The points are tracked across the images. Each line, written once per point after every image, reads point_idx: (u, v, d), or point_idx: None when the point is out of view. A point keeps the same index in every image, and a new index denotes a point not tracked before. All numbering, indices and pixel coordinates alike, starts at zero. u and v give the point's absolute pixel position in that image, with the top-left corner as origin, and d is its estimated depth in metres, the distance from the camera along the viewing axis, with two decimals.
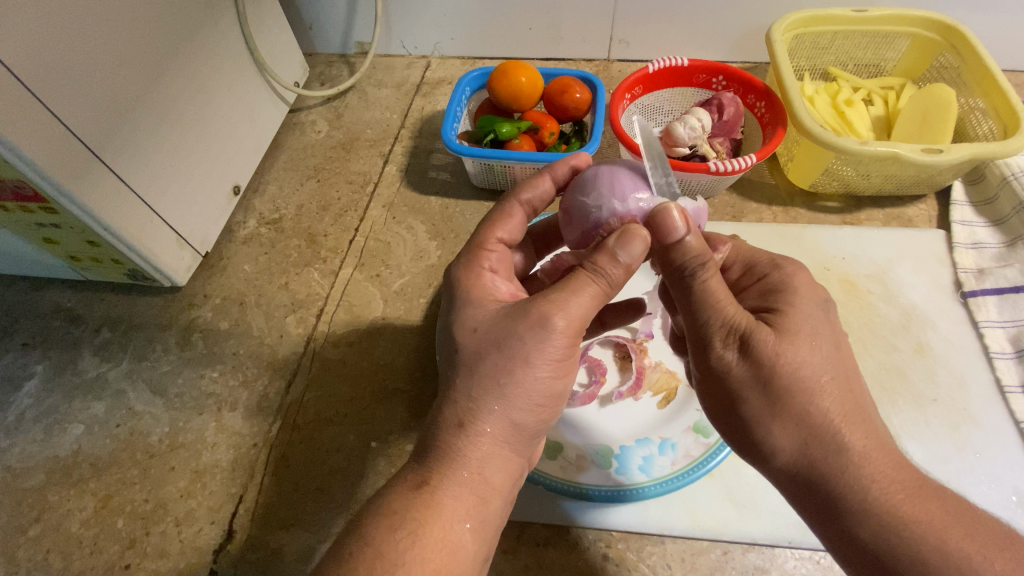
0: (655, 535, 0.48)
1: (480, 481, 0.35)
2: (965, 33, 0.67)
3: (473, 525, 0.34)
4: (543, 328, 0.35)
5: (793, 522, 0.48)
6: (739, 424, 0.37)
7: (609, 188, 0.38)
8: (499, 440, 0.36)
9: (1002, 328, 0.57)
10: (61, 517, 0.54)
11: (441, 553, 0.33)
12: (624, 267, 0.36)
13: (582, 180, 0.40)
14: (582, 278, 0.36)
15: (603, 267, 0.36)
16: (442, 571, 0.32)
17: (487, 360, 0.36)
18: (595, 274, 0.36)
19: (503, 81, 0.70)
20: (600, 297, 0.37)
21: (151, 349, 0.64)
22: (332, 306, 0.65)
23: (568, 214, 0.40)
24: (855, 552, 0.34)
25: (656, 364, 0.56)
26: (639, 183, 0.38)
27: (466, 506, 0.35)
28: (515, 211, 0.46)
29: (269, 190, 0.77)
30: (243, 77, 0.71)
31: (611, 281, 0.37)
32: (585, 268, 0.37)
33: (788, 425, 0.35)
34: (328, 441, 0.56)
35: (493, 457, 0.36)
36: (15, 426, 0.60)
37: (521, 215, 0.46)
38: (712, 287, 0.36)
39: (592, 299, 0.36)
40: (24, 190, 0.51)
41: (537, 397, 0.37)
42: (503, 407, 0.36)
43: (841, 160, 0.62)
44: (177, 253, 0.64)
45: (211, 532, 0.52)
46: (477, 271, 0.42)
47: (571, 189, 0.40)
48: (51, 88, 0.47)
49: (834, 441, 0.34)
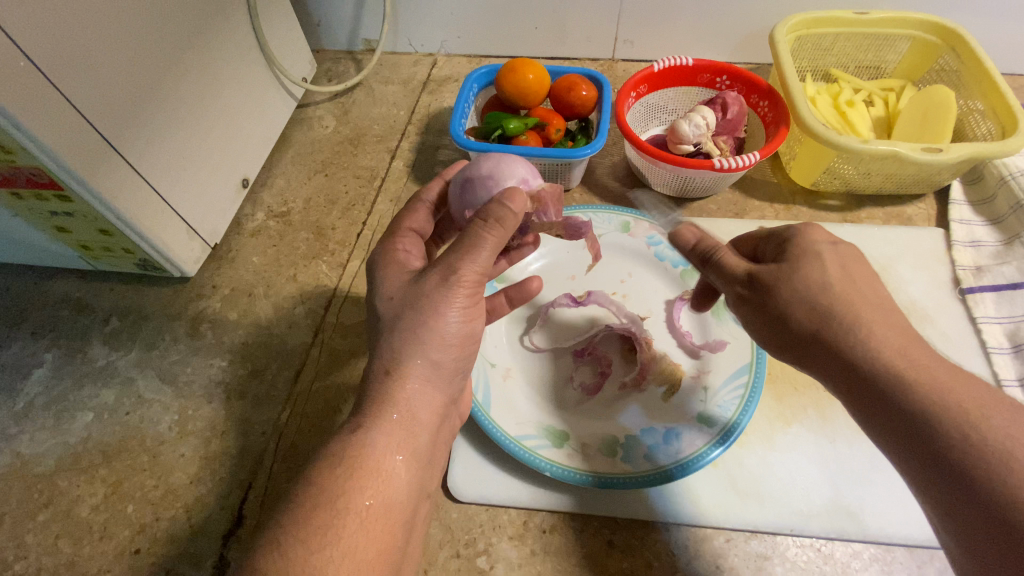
0: (659, 522, 0.49)
1: (410, 417, 0.37)
2: (965, 37, 0.69)
3: (404, 458, 0.36)
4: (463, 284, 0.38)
5: (796, 511, 0.48)
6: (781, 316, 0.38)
7: (494, 169, 0.44)
8: (424, 380, 0.38)
9: (999, 324, 0.59)
10: (71, 502, 0.55)
11: (378, 481, 0.35)
12: (511, 213, 0.39)
13: (473, 168, 0.45)
14: (478, 231, 0.38)
15: (492, 219, 0.39)
16: (379, 496, 0.35)
17: (405, 317, 0.38)
18: (486, 226, 0.38)
19: (511, 78, 0.71)
20: (495, 244, 0.39)
21: (161, 339, 0.65)
22: (340, 298, 0.66)
23: (465, 195, 0.45)
24: (925, 439, 0.32)
25: (661, 357, 0.57)
26: (528, 172, 0.45)
27: (397, 441, 0.36)
28: (418, 207, 0.50)
29: (277, 184, 0.78)
30: (253, 71, 0.72)
31: (504, 227, 0.39)
32: (479, 224, 0.39)
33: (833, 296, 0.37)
34: (338, 429, 0.56)
35: (421, 394, 0.38)
36: (24, 413, 0.61)
37: (423, 210, 0.50)
38: (726, 257, 0.43)
39: (490, 252, 0.39)
40: (39, 178, 0.51)
41: (451, 337, 0.39)
42: (419, 349, 0.38)
43: (842, 159, 0.63)
44: (187, 244, 0.65)
45: (220, 517, 0.53)
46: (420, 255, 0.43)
47: (465, 173, 0.46)
48: (71, 80, 0.48)
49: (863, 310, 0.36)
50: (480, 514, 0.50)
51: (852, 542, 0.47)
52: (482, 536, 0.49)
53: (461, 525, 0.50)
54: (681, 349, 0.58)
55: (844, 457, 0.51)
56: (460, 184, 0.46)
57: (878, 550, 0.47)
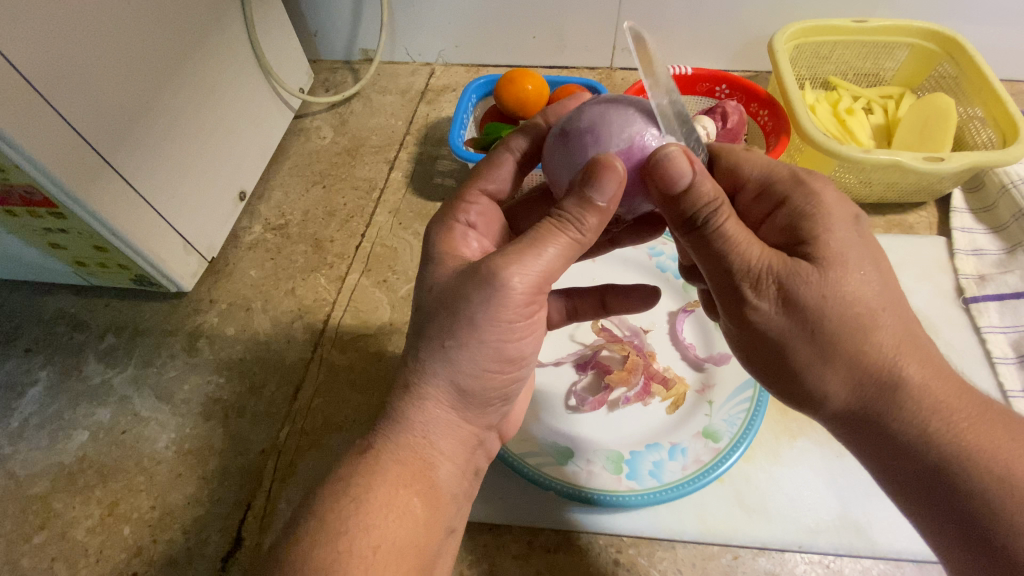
0: (665, 540, 0.48)
1: (427, 444, 0.37)
2: (963, 45, 0.69)
3: (420, 492, 0.35)
4: (494, 285, 0.34)
5: (803, 527, 0.48)
6: (778, 354, 0.35)
7: (597, 121, 0.35)
8: (445, 405, 0.37)
9: (1004, 334, 0.58)
10: (66, 525, 0.54)
11: (385, 520, 0.34)
12: (596, 213, 0.34)
13: (574, 118, 0.37)
14: (551, 226, 0.35)
15: (574, 214, 0.34)
16: (386, 539, 0.33)
17: (435, 321, 0.36)
18: (561, 223, 0.35)
19: (510, 89, 0.71)
20: (569, 248, 0.35)
21: (157, 355, 0.64)
22: (339, 312, 0.65)
23: (554, 152, 0.37)
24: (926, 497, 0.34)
25: (665, 369, 0.56)
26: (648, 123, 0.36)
27: (410, 471, 0.36)
28: (504, 160, 0.44)
29: (274, 196, 0.77)
30: (250, 82, 0.71)
31: (581, 230, 0.35)
32: (555, 216, 0.35)
33: (840, 369, 0.34)
34: (337, 447, 0.55)
35: (440, 424, 0.37)
36: (18, 433, 0.60)
37: (509, 164, 0.44)
38: (729, 231, 0.34)
39: (560, 251, 0.35)
40: (33, 195, 0.51)
41: (488, 363, 0.37)
42: (448, 369, 0.36)
43: (843, 168, 0.63)
44: (184, 259, 0.64)
45: (218, 539, 0.52)
46: (447, 227, 0.41)
47: (566, 121, 0.37)
48: (67, 97, 0.48)
49: (891, 380, 0.33)
50: (484, 534, 0.49)
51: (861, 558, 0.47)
52: (485, 556, 0.48)
53: (464, 545, 0.49)
54: (684, 362, 0.57)
55: (850, 471, 0.51)
56: (554, 135, 0.38)
57: (886, 566, 0.47)
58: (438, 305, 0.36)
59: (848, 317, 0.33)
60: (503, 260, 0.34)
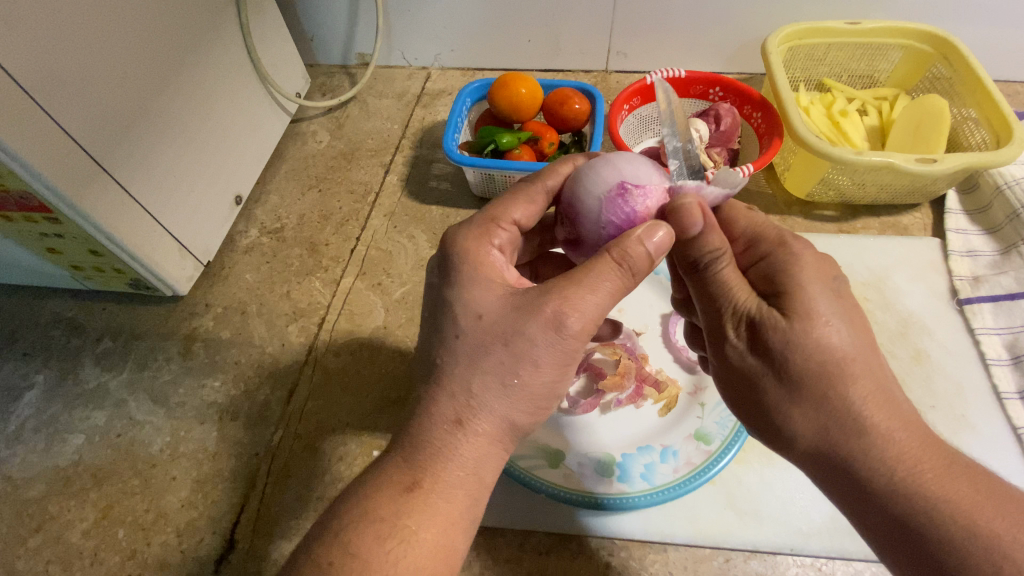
0: (657, 543, 0.48)
1: None
2: (958, 46, 0.68)
3: None
4: (557, 328, 0.34)
5: (794, 529, 0.48)
6: (752, 394, 0.37)
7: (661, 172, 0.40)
8: None
9: (998, 335, 0.58)
10: (60, 528, 0.54)
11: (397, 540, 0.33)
12: (647, 257, 0.35)
13: (621, 160, 0.39)
14: (604, 269, 0.35)
15: (630, 259, 0.34)
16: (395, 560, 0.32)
17: (492, 355, 0.34)
18: (617, 266, 0.35)
19: (503, 93, 0.71)
20: (616, 289, 0.35)
21: (153, 359, 0.64)
22: (333, 315, 0.66)
23: (598, 180, 0.38)
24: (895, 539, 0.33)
25: (657, 372, 0.56)
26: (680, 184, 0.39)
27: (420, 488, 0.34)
28: (535, 194, 0.43)
29: (271, 200, 0.77)
30: (246, 87, 0.72)
31: (634, 274, 0.35)
32: (611, 259, 0.35)
33: (805, 411, 0.34)
34: (331, 449, 0.56)
35: None
36: (15, 436, 0.60)
37: (541, 200, 0.43)
38: (727, 276, 0.36)
39: (611, 293, 0.35)
40: (29, 201, 0.51)
41: (542, 400, 0.36)
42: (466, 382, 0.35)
43: (837, 170, 0.63)
44: (180, 263, 0.65)
45: (212, 541, 0.52)
46: (485, 248, 0.39)
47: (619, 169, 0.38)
48: (62, 106, 0.48)
49: (855, 427, 0.33)
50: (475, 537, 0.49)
51: (852, 560, 0.46)
52: (476, 559, 0.48)
53: None
54: (677, 363, 0.57)
55: None
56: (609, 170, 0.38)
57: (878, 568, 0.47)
58: (470, 314, 0.36)
59: (814, 363, 0.34)
60: (561, 297, 0.34)
